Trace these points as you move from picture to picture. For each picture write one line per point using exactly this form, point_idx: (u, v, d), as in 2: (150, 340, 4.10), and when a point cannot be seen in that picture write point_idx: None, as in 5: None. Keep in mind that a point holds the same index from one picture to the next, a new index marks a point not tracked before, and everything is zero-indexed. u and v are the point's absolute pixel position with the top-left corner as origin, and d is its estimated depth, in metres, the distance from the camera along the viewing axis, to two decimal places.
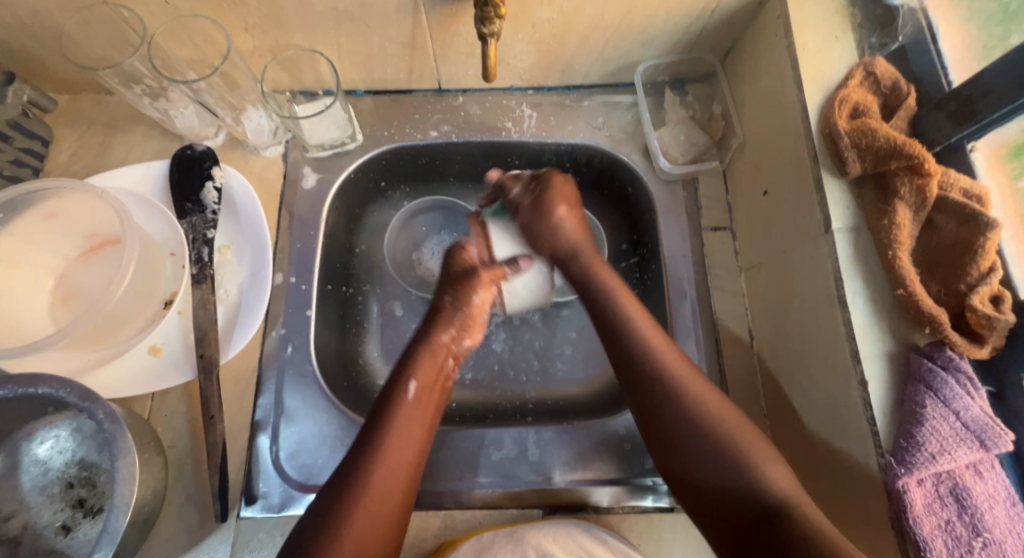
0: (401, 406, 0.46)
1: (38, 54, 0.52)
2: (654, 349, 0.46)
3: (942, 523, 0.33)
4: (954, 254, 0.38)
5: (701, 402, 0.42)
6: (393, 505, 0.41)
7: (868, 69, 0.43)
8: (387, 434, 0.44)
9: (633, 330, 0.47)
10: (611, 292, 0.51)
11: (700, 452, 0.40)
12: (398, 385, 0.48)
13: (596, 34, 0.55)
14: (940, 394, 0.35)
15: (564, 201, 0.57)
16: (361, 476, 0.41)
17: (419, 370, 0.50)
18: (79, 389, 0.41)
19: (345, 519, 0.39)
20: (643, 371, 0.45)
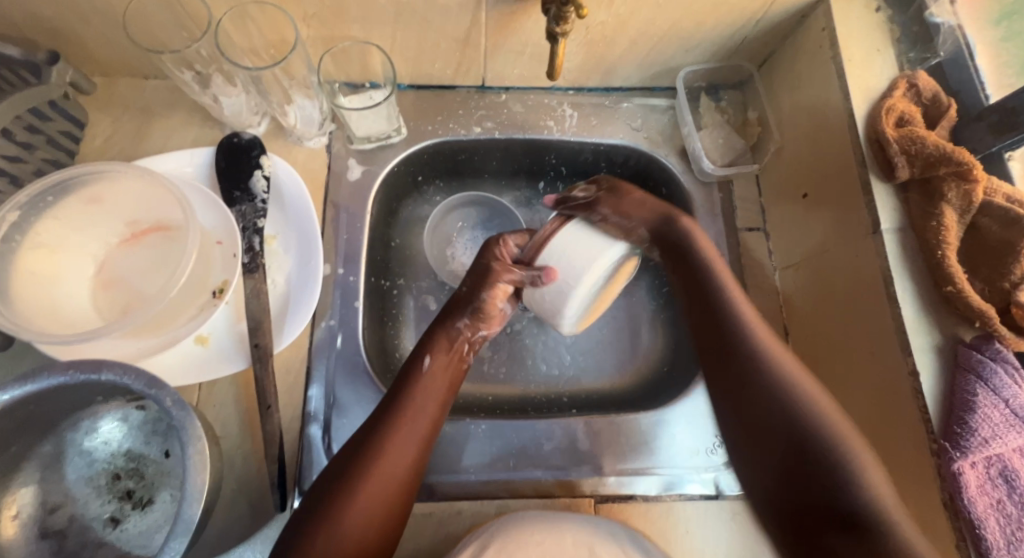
0: (418, 382, 0.46)
1: (83, 35, 0.50)
2: (749, 330, 0.44)
3: (994, 502, 0.36)
4: (998, 255, 0.41)
5: (797, 374, 0.41)
6: (405, 476, 0.41)
7: (911, 81, 0.46)
8: (404, 405, 0.44)
9: (723, 302, 0.46)
10: (711, 275, 0.48)
11: (783, 415, 0.39)
12: (414, 360, 0.48)
13: (645, 39, 0.57)
14: (990, 383, 0.38)
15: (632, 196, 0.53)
16: (377, 442, 0.41)
17: (436, 349, 0.50)
18: (144, 376, 0.39)
19: (360, 485, 0.39)
20: (729, 336, 0.44)
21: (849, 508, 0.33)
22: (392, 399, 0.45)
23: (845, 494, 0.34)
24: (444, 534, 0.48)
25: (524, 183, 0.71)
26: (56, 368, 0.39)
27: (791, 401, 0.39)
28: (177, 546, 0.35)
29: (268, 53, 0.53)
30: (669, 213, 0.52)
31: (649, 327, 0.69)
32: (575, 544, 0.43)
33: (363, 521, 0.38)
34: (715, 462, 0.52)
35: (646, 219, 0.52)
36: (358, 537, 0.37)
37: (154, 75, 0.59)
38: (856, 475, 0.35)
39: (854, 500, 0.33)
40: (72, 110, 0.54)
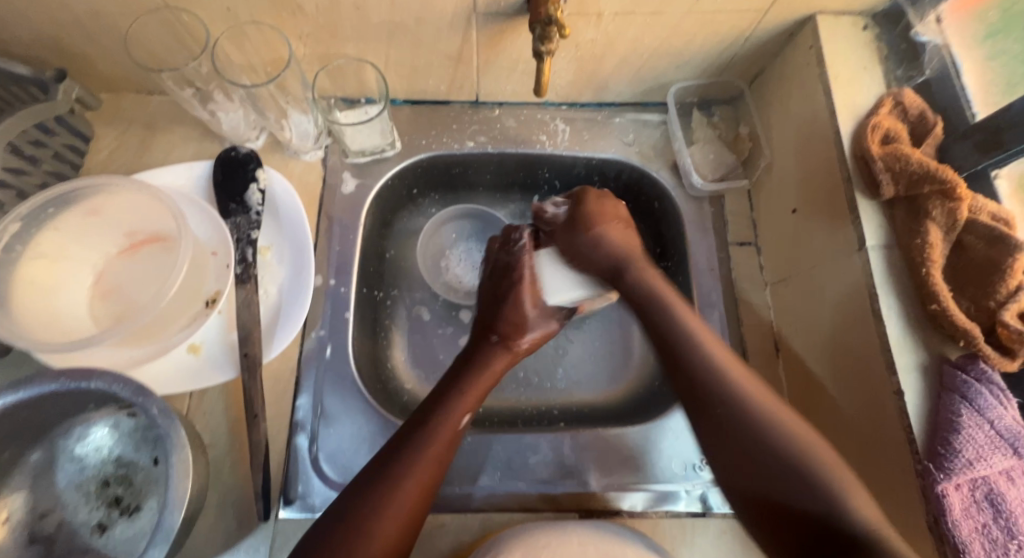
0: (458, 396, 0.49)
1: (89, 54, 0.52)
2: (720, 369, 0.44)
3: (979, 526, 0.35)
4: (984, 274, 0.40)
5: (771, 409, 0.42)
6: (430, 493, 0.42)
7: (897, 99, 0.47)
8: (442, 423, 0.46)
9: (694, 342, 0.47)
10: (676, 318, 0.49)
11: (763, 455, 0.40)
12: (452, 380, 0.50)
13: (635, 56, 0.57)
14: (975, 404, 0.37)
15: (604, 219, 0.57)
16: (411, 458, 0.42)
17: (476, 370, 0.52)
18: (132, 384, 0.41)
19: (390, 500, 0.40)
20: (701, 380, 0.44)
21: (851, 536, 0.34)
22: (430, 416, 0.46)
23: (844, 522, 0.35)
24: (427, 547, 0.48)
25: (518, 196, 0.72)
26: (48, 375, 0.40)
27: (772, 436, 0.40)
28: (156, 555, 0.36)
29: (265, 70, 0.54)
30: (623, 253, 0.55)
31: (642, 341, 0.68)
32: (581, 544, 0.43)
33: (389, 536, 0.39)
34: (701, 479, 0.52)
35: (604, 259, 0.55)
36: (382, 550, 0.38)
37: (157, 91, 0.60)
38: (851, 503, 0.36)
39: (852, 527, 0.34)
40: (77, 125, 0.56)
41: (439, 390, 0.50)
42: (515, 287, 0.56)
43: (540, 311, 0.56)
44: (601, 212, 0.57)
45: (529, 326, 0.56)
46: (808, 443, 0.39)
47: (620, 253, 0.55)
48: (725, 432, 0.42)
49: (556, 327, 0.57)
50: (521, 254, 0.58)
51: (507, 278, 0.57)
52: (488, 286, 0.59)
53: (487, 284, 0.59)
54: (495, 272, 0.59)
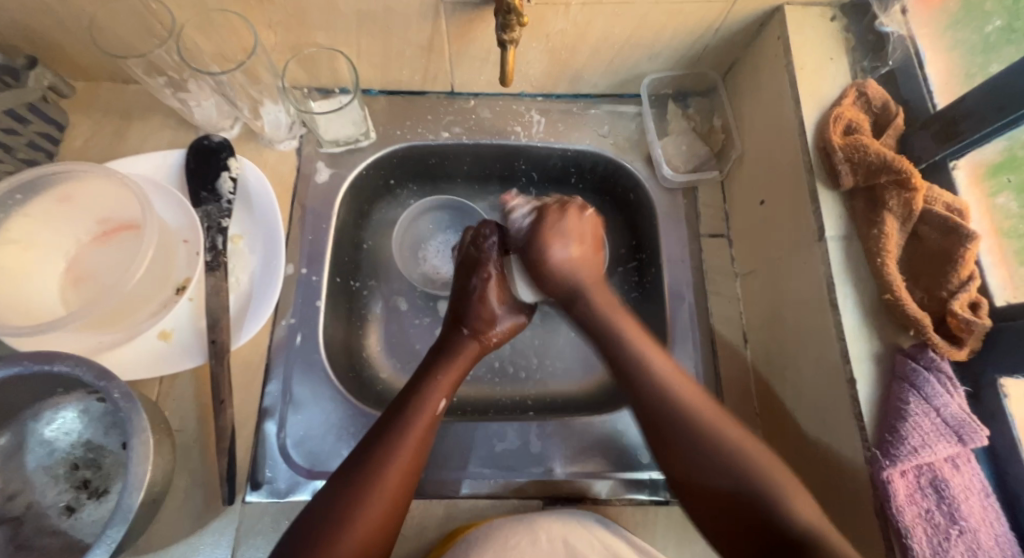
0: (425, 394, 0.48)
1: (61, 42, 0.53)
2: (670, 387, 0.47)
3: (922, 512, 0.36)
4: (937, 263, 0.40)
5: (715, 423, 0.44)
6: (411, 479, 0.44)
7: (860, 90, 0.46)
8: (415, 412, 0.47)
9: (643, 365, 0.48)
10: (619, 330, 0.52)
11: (705, 464, 0.43)
12: (428, 370, 0.51)
13: (606, 47, 0.57)
14: (922, 392, 0.37)
15: (561, 237, 0.56)
16: (387, 451, 0.43)
17: (447, 358, 0.53)
18: (94, 368, 0.40)
19: (369, 493, 0.41)
20: (646, 398, 0.47)
21: (795, 534, 0.37)
22: (403, 407, 0.47)
23: (785, 521, 0.38)
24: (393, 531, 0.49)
25: (496, 188, 0.72)
26: (12, 357, 0.40)
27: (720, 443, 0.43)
28: (114, 535, 0.36)
29: (236, 58, 0.55)
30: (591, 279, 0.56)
31: None
32: (548, 540, 0.44)
33: (370, 527, 0.40)
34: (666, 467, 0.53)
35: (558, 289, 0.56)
36: (365, 541, 0.40)
37: (132, 80, 0.61)
38: (791, 507, 0.39)
39: (791, 525, 0.38)
40: (51, 113, 0.57)
41: (406, 389, 0.49)
42: (481, 282, 0.57)
43: (508, 304, 0.58)
44: (559, 230, 0.56)
45: (498, 319, 0.57)
46: (751, 452, 0.43)
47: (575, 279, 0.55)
48: (670, 445, 0.44)
49: (525, 318, 0.59)
50: (487, 254, 0.58)
51: (474, 275, 0.58)
52: (457, 280, 0.59)
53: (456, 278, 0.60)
54: (463, 265, 0.59)
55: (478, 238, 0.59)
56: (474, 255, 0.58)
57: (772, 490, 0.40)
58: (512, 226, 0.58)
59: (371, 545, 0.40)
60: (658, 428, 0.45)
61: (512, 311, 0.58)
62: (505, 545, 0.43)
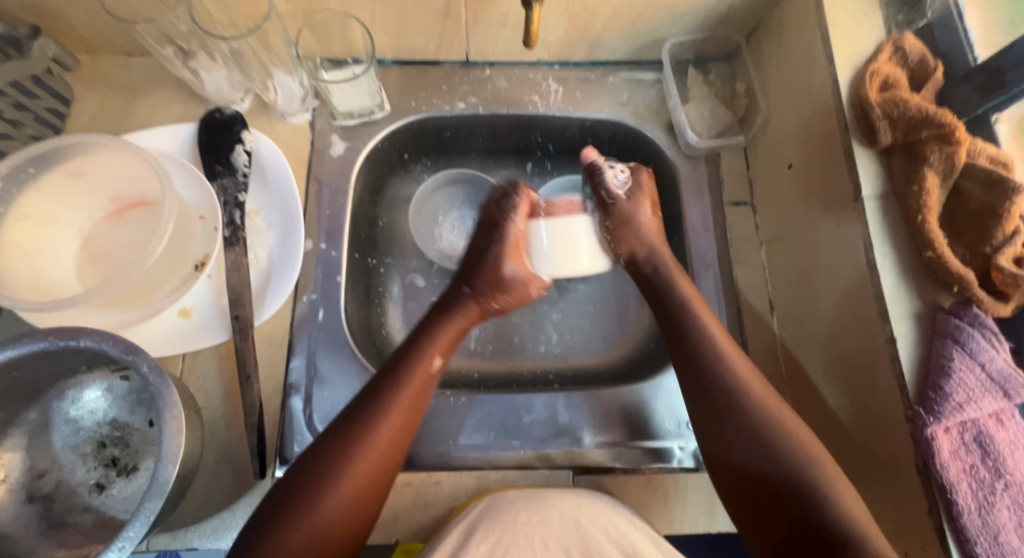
0: (416, 357, 0.47)
1: (64, 10, 0.51)
2: (722, 349, 0.46)
3: (967, 467, 0.35)
4: (980, 219, 0.40)
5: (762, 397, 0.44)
6: (401, 440, 0.43)
7: (897, 45, 0.45)
8: (412, 371, 0.46)
9: (706, 337, 0.47)
10: (687, 306, 0.50)
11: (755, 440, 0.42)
12: (425, 328, 0.50)
13: (628, 9, 0.55)
14: (967, 347, 0.36)
15: (642, 199, 0.56)
16: (381, 406, 0.43)
17: (447, 317, 0.52)
18: (121, 342, 0.39)
19: (360, 448, 0.40)
20: (706, 366, 0.46)
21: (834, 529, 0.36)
22: (398, 364, 0.46)
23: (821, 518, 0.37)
24: (423, 504, 0.49)
25: (511, 161, 0.70)
26: (36, 333, 0.38)
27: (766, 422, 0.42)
28: (152, 508, 0.35)
29: (247, 26, 0.53)
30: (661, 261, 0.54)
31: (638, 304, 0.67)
32: (561, 521, 0.43)
33: (358, 481, 0.40)
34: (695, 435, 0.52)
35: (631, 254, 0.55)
36: (353, 496, 0.39)
37: (137, 52, 0.59)
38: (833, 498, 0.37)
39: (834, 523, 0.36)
40: (56, 87, 0.55)
41: (403, 347, 0.48)
42: (496, 249, 0.54)
43: (523, 271, 0.54)
44: (640, 189, 0.57)
45: (507, 286, 0.54)
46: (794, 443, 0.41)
47: (652, 246, 0.55)
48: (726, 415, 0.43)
49: (541, 287, 0.55)
50: (507, 212, 0.54)
51: (490, 237, 0.54)
52: (475, 236, 0.56)
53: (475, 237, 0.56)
54: (483, 225, 0.56)
55: (504, 197, 0.55)
56: (496, 215, 0.55)
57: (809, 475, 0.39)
58: (603, 187, 0.57)
59: (360, 499, 0.40)
60: (720, 409, 0.44)
61: (528, 278, 0.54)
62: (519, 520, 0.42)
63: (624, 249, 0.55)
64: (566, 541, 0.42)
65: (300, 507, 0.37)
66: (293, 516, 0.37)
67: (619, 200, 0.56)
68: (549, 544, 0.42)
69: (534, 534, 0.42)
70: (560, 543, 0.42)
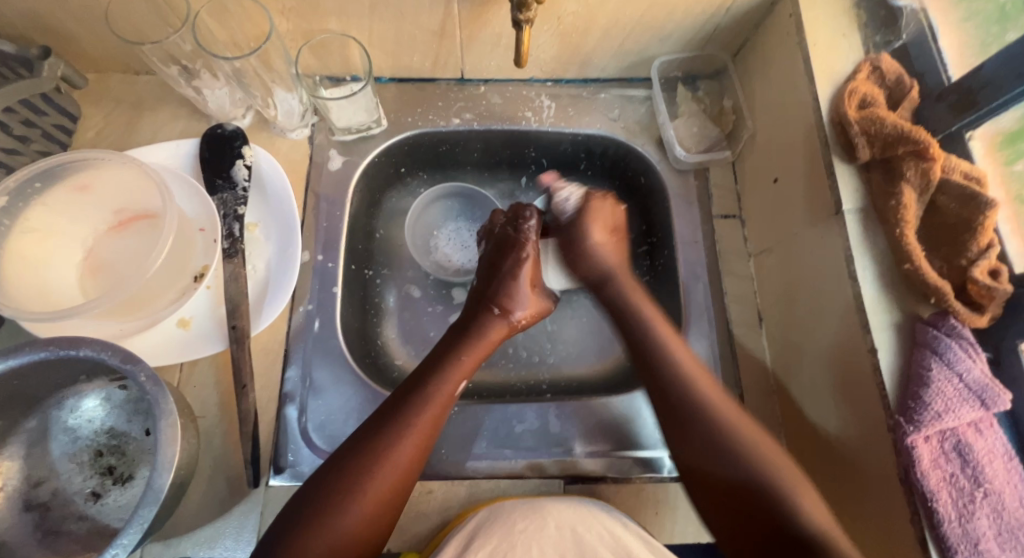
0: (443, 375, 0.48)
1: (74, 31, 0.53)
2: (682, 367, 0.48)
3: (947, 476, 0.36)
4: (956, 233, 0.41)
5: (726, 411, 0.45)
6: (421, 455, 0.44)
7: (875, 65, 0.47)
8: (436, 391, 0.46)
9: (666, 354, 0.49)
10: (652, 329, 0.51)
11: (721, 451, 0.42)
12: (450, 346, 0.51)
13: (617, 30, 0.57)
14: (944, 357, 0.37)
15: (599, 231, 0.59)
16: (405, 423, 0.44)
17: (471, 336, 0.53)
18: (121, 351, 0.40)
19: (380, 464, 0.41)
20: (666, 383, 0.47)
21: (805, 533, 0.37)
22: (424, 381, 0.47)
23: (796, 522, 0.38)
24: (415, 513, 0.49)
25: (506, 175, 0.72)
26: (37, 343, 0.39)
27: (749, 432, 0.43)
28: (146, 514, 0.36)
29: (249, 46, 0.55)
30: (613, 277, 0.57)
31: None
32: (557, 528, 0.43)
33: (378, 496, 0.40)
34: None
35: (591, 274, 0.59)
36: (371, 510, 0.40)
37: (143, 71, 0.61)
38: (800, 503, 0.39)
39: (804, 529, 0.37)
40: (64, 104, 0.57)
41: (430, 364, 0.49)
42: (516, 266, 0.57)
43: (537, 289, 0.58)
44: (598, 214, 0.60)
45: (524, 301, 0.56)
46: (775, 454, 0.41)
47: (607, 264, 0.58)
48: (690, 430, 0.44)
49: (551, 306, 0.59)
50: (524, 234, 0.58)
51: (506, 255, 0.57)
52: (490, 254, 0.59)
53: (489, 253, 0.59)
54: (496, 244, 0.59)
55: (516, 218, 0.60)
56: (512, 234, 0.58)
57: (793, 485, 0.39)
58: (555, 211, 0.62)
59: (380, 513, 0.40)
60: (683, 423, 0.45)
61: (541, 297, 0.58)
62: (515, 527, 0.43)
63: (584, 271, 0.59)
64: (562, 546, 0.42)
65: (320, 521, 0.38)
66: (311, 528, 0.38)
67: (574, 222, 0.60)
68: (546, 547, 0.42)
69: (530, 541, 0.42)
70: (557, 548, 0.42)
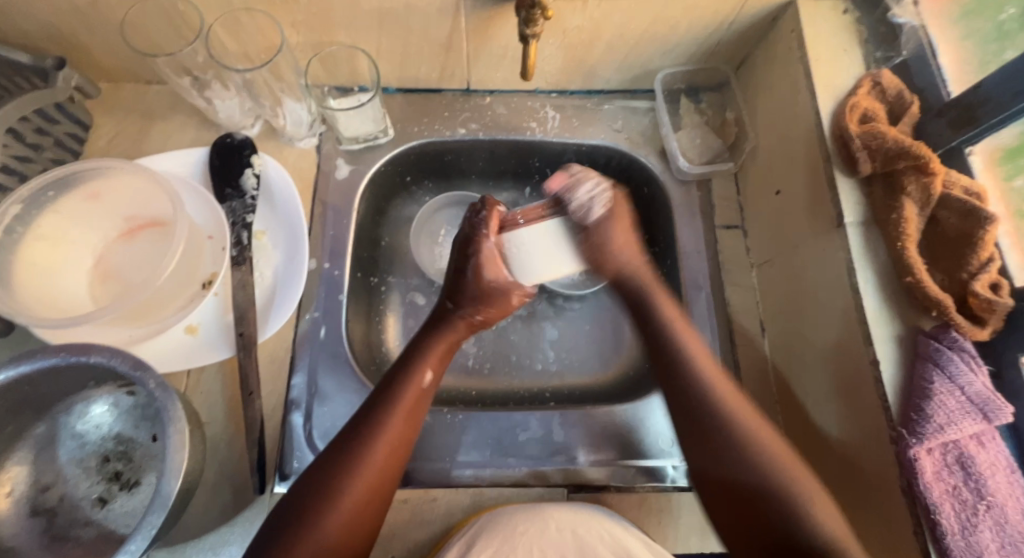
0: (410, 374, 0.48)
1: (89, 42, 0.54)
2: (698, 364, 0.48)
3: (949, 488, 0.36)
4: (957, 246, 0.42)
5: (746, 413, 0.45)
6: (399, 457, 0.44)
7: (875, 80, 0.48)
8: (406, 388, 0.47)
9: (686, 356, 0.48)
10: (672, 332, 0.50)
11: (736, 458, 0.43)
12: (416, 345, 0.51)
13: (621, 43, 0.58)
14: (946, 370, 0.38)
15: (624, 227, 0.53)
16: (379, 421, 0.44)
17: (436, 336, 0.52)
18: (130, 358, 0.40)
19: (358, 468, 0.41)
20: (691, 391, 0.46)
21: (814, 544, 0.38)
22: (393, 379, 0.47)
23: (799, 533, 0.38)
24: (419, 521, 0.50)
25: (510, 184, 0.73)
26: (49, 349, 0.40)
27: (755, 442, 0.43)
28: (154, 522, 0.36)
29: (260, 58, 0.56)
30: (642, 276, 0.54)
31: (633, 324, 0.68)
32: (558, 530, 0.44)
33: (360, 495, 0.41)
34: None
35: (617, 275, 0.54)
36: (354, 514, 0.40)
37: (155, 81, 0.62)
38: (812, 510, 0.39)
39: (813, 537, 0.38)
40: (77, 113, 0.57)
41: (399, 361, 0.49)
42: (475, 259, 0.49)
43: (500, 282, 0.50)
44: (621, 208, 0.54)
45: (491, 297, 0.52)
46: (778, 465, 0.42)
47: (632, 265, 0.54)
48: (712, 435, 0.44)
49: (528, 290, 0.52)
50: (478, 230, 0.48)
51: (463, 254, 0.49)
52: (449, 251, 0.52)
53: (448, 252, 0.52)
54: (456, 244, 0.51)
55: (471, 213, 0.50)
56: (465, 233, 0.49)
57: (794, 494, 0.40)
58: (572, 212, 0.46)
59: (362, 512, 0.41)
60: (694, 416, 0.45)
61: (507, 293, 0.51)
62: (518, 530, 0.43)
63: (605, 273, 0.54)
64: (563, 547, 0.43)
65: (307, 525, 0.38)
66: (299, 533, 0.38)
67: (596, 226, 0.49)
68: (546, 549, 0.43)
69: (532, 543, 0.43)
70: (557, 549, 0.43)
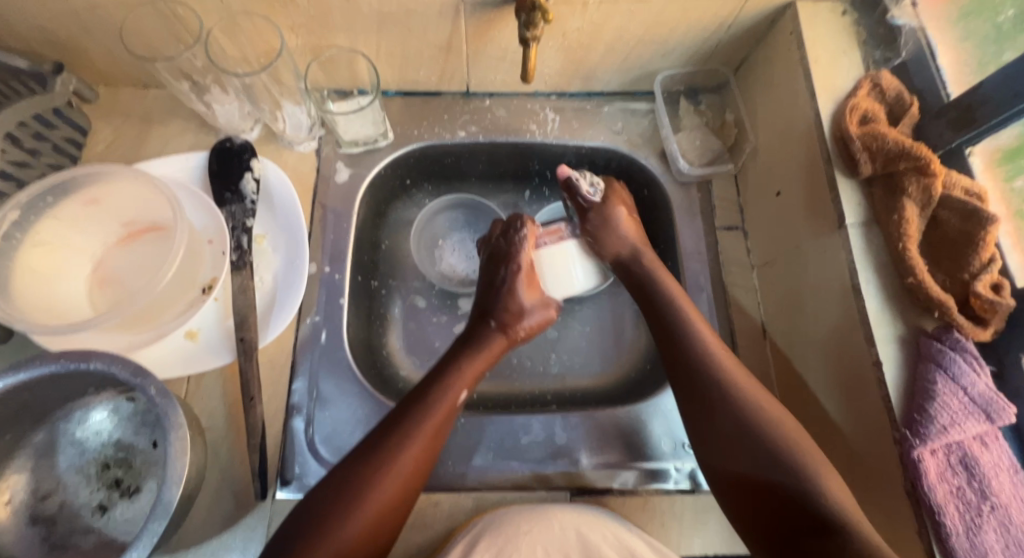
0: (444, 387, 0.48)
1: (87, 47, 0.54)
2: (705, 343, 0.49)
3: (953, 489, 0.36)
4: (958, 247, 0.42)
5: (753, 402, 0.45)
6: (421, 469, 0.44)
7: (875, 81, 0.48)
8: (438, 401, 0.47)
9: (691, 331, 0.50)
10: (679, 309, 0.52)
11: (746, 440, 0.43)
12: (451, 359, 0.51)
13: (621, 45, 0.58)
14: (949, 371, 0.38)
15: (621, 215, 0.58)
16: (407, 432, 0.44)
17: (470, 351, 0.52)
18: (131, 364, 0.40)
19: (380, 475, 0.41)
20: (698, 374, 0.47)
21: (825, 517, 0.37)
22: (425, 393, 0.47)
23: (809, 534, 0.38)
24: (421, 527, 0.49)
25: (510, 186, 0.72)
26: (48, 356, 0.40)
27: (759, 447, 0.43)
28: (156, 528, 0.36)
29: (259, 61, 0.56)
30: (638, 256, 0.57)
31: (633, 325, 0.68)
32: (561, 529, 0.44)
33: (380, 507, 0.40)
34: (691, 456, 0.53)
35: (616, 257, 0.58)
36: (371, 523, 0.40)
37: (153, 85, 0.62)
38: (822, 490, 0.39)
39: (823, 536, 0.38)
40: (75, 117, 0.57)
41: (433, 374, 0.50)
42: (511, 275, 0.55)
43: (536, 300, 0.55)
44: (620, 214, 0.58)
45: (527, 313, 0.55)
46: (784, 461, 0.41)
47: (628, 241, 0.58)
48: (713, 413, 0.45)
49: (554, 313, 0.57)
50: (516, 247, 0.56)
51: (504, 266, 0.56)
52: (486, 267, 0.58)
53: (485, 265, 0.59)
54: (495, 252, 0.58)
55: (510, 229, 0.57)
56: (506, 242, 0.57)
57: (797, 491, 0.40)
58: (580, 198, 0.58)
59: (378, 524, 0.40)
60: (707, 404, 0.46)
61: (543, 307, 0.56)
62: (521, 530, 0.43)
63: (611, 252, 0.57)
64: (566, 546, 0.43)
65: (322, 532, 0.38)
66: (313, 537, 0.38)
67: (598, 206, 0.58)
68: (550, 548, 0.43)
69: (536, 542, 0.43)
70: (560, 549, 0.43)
